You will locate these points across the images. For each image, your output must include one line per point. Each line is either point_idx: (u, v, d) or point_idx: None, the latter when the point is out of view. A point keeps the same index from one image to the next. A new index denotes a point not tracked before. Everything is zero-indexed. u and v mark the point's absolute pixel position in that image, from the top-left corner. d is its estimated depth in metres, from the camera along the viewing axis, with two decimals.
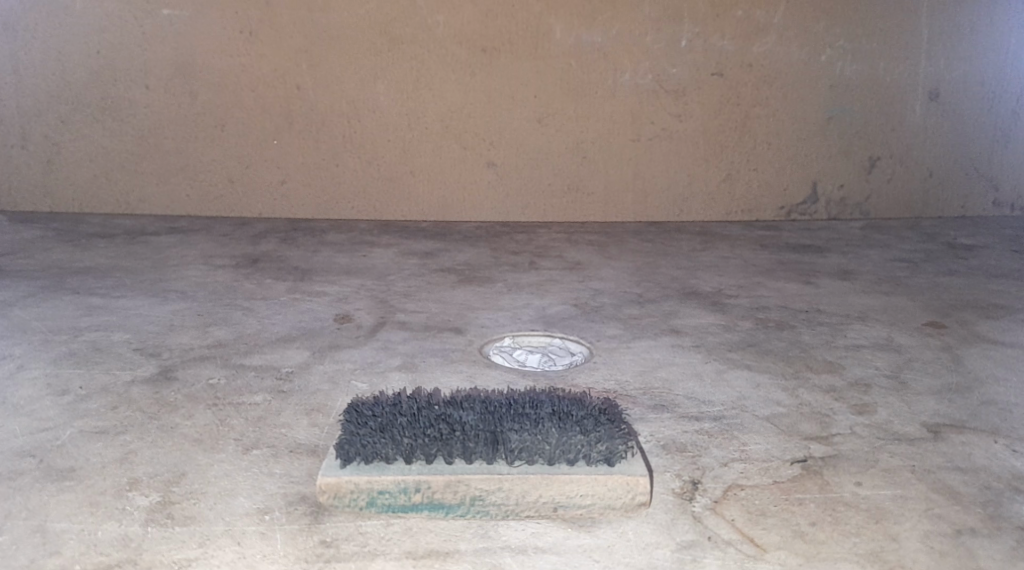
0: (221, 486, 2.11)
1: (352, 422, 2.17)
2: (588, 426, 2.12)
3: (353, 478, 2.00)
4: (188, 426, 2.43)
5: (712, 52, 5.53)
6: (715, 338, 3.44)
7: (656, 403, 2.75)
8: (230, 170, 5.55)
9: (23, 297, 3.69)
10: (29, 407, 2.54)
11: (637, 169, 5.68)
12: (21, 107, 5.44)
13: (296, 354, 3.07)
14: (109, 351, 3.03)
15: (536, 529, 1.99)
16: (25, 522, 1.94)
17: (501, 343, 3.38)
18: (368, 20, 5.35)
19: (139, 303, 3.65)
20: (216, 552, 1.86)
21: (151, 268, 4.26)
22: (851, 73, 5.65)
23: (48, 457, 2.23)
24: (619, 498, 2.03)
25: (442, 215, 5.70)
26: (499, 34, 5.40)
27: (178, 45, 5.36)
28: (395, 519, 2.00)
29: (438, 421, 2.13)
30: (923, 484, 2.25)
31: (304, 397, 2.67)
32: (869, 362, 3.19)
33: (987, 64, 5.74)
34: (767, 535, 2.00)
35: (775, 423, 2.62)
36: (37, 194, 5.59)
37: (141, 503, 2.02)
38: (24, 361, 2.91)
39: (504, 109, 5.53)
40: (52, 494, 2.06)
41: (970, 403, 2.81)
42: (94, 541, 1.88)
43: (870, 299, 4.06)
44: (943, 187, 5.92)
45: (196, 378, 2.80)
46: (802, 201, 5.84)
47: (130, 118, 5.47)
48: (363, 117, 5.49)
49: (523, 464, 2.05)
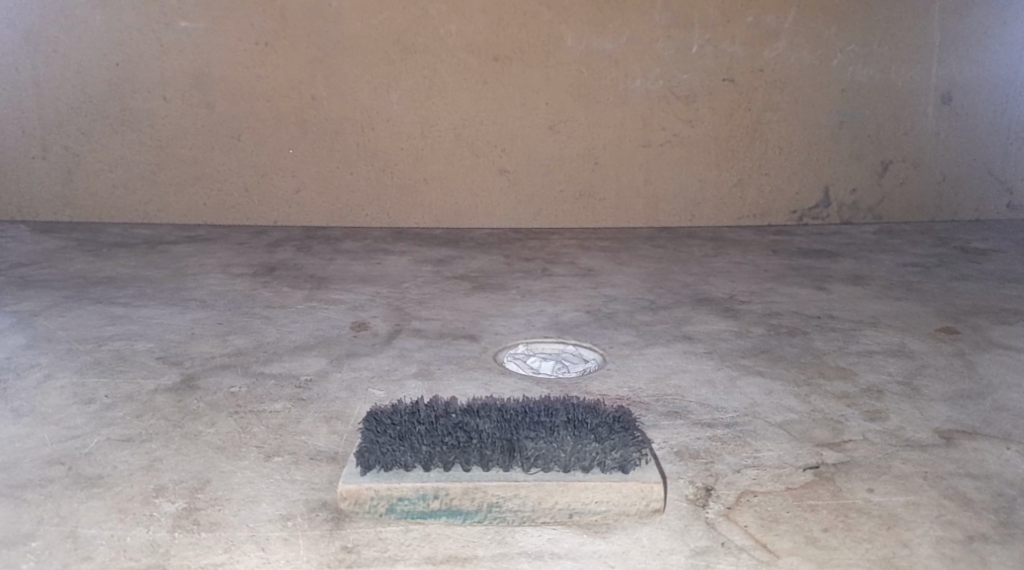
0: (245, 493, 2.16)
1: (371, 429, 2.21)
2: (603, 434, 2.16)
3: (373, 485, 2.04)
4: (212, 433, 2.49)
5: (722, 58, 5.56)
6: (728, 344, 3.47)
7: (670, 410, 2.78)
8: (246, 178, 5.62)
9: (47, 306, 3.77)
10: (56, 415, 2.60)
11: (648, 175, 5.72)
12: (41, 119, 5.53)
13: (315, 362, 3.12)
14: (133, 360, 3.09)
15: (552, 535, 2.03)
16: (56, 528, 2.00)
17: (515, 350, 3.43)
18: (381, 29, 5.41)
19: (160, 312, 3.72)
20: (241, 557, 1.91)
21: (171, 277, 4.33)
22: (862, 78, 5.66)
23: (77, 464, 2.29)
24: (634, 504, 2.07)
25: (455, 222, 5.75)
26: (510, 42, 5.46)
27: (194, 56, 5.44)
28: (414, 524, 2.04)
29: (456, 430, 2.17)
30: (934, 490, 2.27)
31: (323, 404, 2.73)
32: (882, 367, 3.22)
33: (999, 67, 5.74)
34: (780, 541, 2.03)
35: (787, 430, 2.65)
36: (57, 204, 5.68)
37: (168, 510, 2.08)
38: (50, 370, 2.98)
39: (516, 115, 5.57)
40: (81, 501, 2.11)
41: (982, 409, 2.83)
42: (123, 547, 1.93)
43: (882, 304, 4.07)
44: (955, 191, 5.93)
45: (218, 386, 2.85)
46: (814, 205, 5.86)
47: (148, 129, 5.55)
48: (376, 125, 5.55)
49: (540, 471, 2.09)
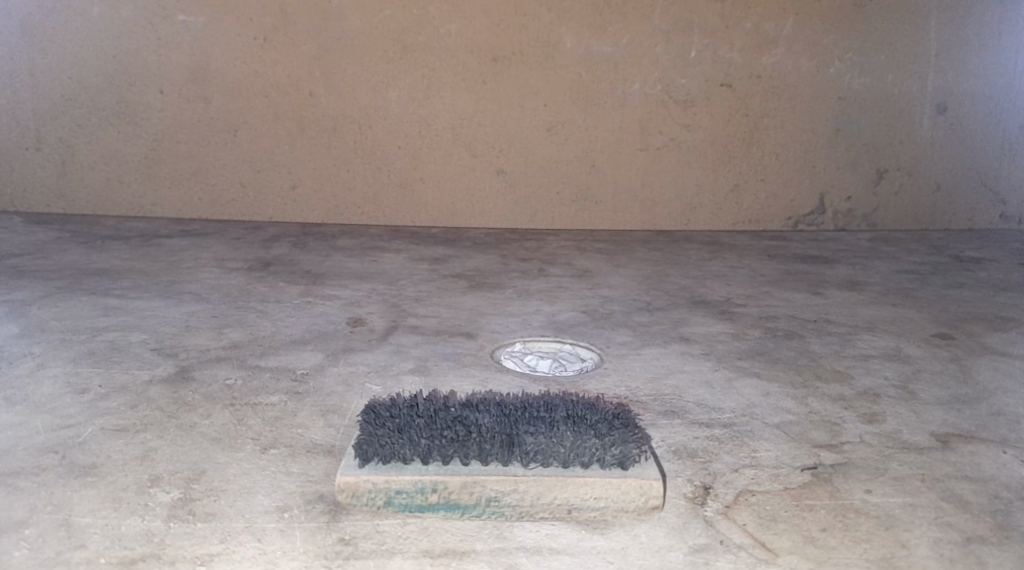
0: (241, 484, 2.14)
1: (370, 422, 2.20)
2: (603, 430, 2.15)
3: (372, 477, 2.03)
4: (207, 425, 2.47)
5: (720, 63, 5.56)
6: (725, 346, 3.46)
7: (667, 409, 2.77)
8: (242, 174, 5.60)
9: (41, 297, 3.74)
10: (50, 404, 2.57)
11: (645, 178, 5.72)
12: (37, 111, 5.50)
13: (311, 357, 3.10)
14: (127, 351, 3.07)
15: (551, 530, 2.02)
16: (50, 516, 1.97)
17: (512, 348, 3.41)
18: (380, 28, 5.40)
19: (154, 304, 3.69)
20: (238, 548, 1.89)
21: (166, 270, 4.30)
22: (859, 86, 5.68)
23: (71, 453, 2.27)
24: (633, 501, 2.06)
25: (451, 222, 5.74)
26: (510, 43, 5.45)
27: (193, 51, 5.42)
28: (412, 518, 2.03)
29: (455, 423, 2.16)
30: (932, 492, 2.27)
31: (319, 398, 2.71)
32: (879, 371, 3.22)
33: (994, 79, 5.76)
34: (779, 540, 2.02)
35: (785, 431, 2.65)
36: (51, 196, 5.64)
37: (163, 500, 2.06)
38: (44, 359, 2.95)
39: (515, 116, 5.57)
40: (75, 489, 2.09)
41: (979, 414, 2.83)
42: (118, 536, 1.91)
43: (878, 310, 4.08)
44: (950, 200, 5.94)
45: (213, 379, 2.83)
46: (809, 211, 5.87)
47: (144, 123, 5.52)
48: (374, 124, 5.54)
49: (539, 466, 2.08)
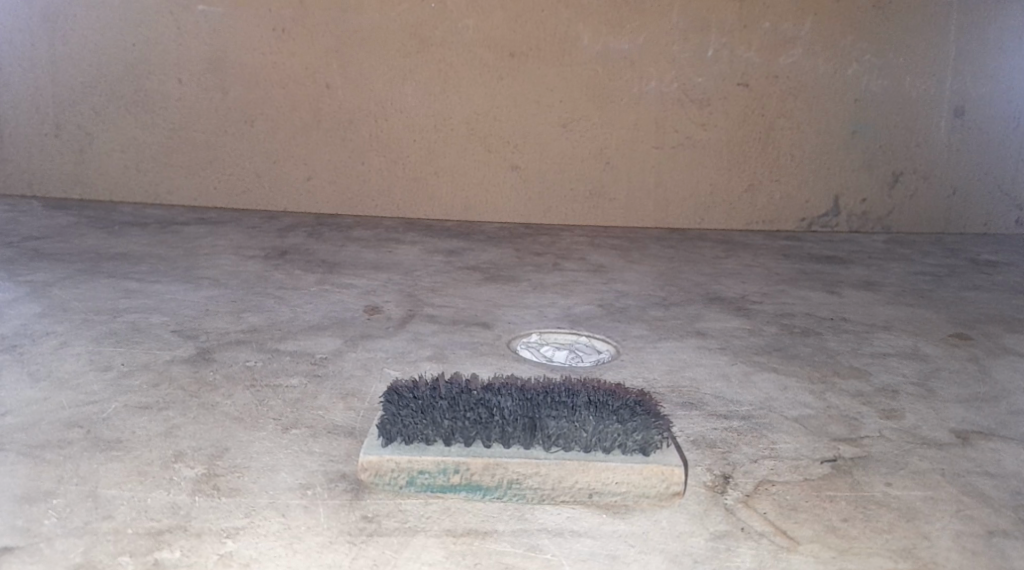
0: (264, 462, 2.16)
1: (393, 403, 2.21)
2: (624, 416, 2.16)
3: (395, 457, 2.04)
4: (229, 404, 2.48)
5: (738, 63, 5.55)
6: (741, 341, 3.46)
7: (685, 401, 2.78)
8: (258, 164, 5.62)
9: (61, 278, 3.76)
10: (74, 381, 2.60)
11: (659, 176, 5.72)
12: (56, 97, 5.54)
13: (328, 342, 3.11)
14: (148, 332, 3.09)
15: (572, 514, 2.02)
16: (76, 488, 1.99)
17: (528, 339, 3.42)
18: (399, 22, 5.41)
19: (174, 288, 3.71)
20: (262, 522, 1.90)
21: (184, 256, 4.32)
22: (877, 88, 5.66)
23: (94, 428, 2.28)
24: (655, 487, 2.06)
25: (464, 216, 5.75)
26: (527, 40, 5.45)
27: (212, 41, 5.44)
28: (433, 498, 2.04)
29: (478, 406, 2.17)
30: (953, 487, 2.26)
31: (338, 382, 2.72)
32: (896, 369, 3.21)
33: (1011, 83, 5.73)
34: (800, 529, 2.02)
35: (803, 424, 2.65)
36: (68, 182, 5.68)
37: (188, 475, 2.07)
38: (66, 338, 2.97)
39: (531, 113, 5.57)
40: (101, 463, 2.11)
41: (998, 412, 2.82)
42: (144, 508, 1.93)
43: (895, 310, 4.07)
44: (965, 203, 5.92)
45: (233, 361, 2.85)
46: (825, 211, 5.85)
47: (162, 112, 5.55)
48: (390, 116, 5.55)
49: (560, 450, 2.09)
